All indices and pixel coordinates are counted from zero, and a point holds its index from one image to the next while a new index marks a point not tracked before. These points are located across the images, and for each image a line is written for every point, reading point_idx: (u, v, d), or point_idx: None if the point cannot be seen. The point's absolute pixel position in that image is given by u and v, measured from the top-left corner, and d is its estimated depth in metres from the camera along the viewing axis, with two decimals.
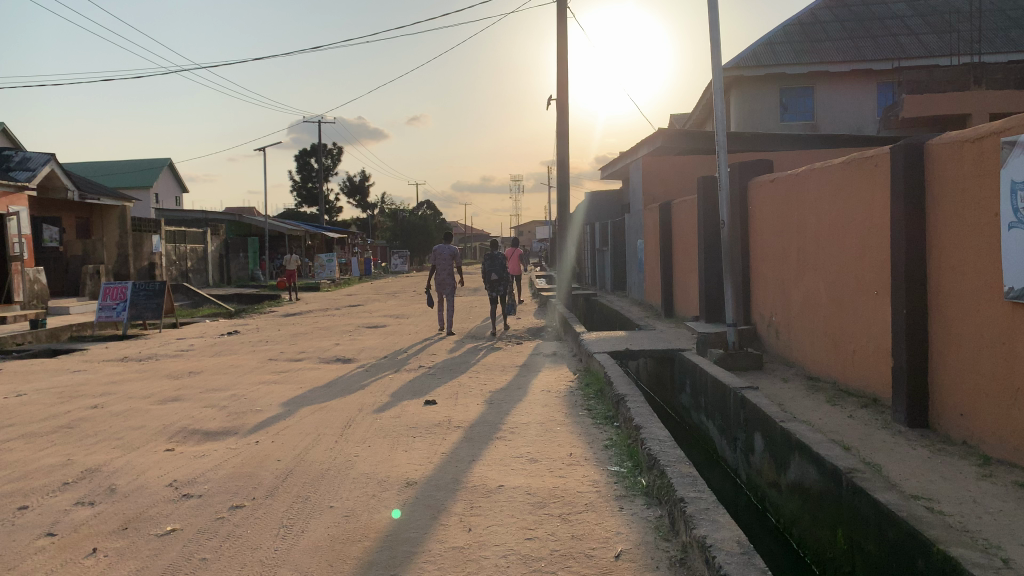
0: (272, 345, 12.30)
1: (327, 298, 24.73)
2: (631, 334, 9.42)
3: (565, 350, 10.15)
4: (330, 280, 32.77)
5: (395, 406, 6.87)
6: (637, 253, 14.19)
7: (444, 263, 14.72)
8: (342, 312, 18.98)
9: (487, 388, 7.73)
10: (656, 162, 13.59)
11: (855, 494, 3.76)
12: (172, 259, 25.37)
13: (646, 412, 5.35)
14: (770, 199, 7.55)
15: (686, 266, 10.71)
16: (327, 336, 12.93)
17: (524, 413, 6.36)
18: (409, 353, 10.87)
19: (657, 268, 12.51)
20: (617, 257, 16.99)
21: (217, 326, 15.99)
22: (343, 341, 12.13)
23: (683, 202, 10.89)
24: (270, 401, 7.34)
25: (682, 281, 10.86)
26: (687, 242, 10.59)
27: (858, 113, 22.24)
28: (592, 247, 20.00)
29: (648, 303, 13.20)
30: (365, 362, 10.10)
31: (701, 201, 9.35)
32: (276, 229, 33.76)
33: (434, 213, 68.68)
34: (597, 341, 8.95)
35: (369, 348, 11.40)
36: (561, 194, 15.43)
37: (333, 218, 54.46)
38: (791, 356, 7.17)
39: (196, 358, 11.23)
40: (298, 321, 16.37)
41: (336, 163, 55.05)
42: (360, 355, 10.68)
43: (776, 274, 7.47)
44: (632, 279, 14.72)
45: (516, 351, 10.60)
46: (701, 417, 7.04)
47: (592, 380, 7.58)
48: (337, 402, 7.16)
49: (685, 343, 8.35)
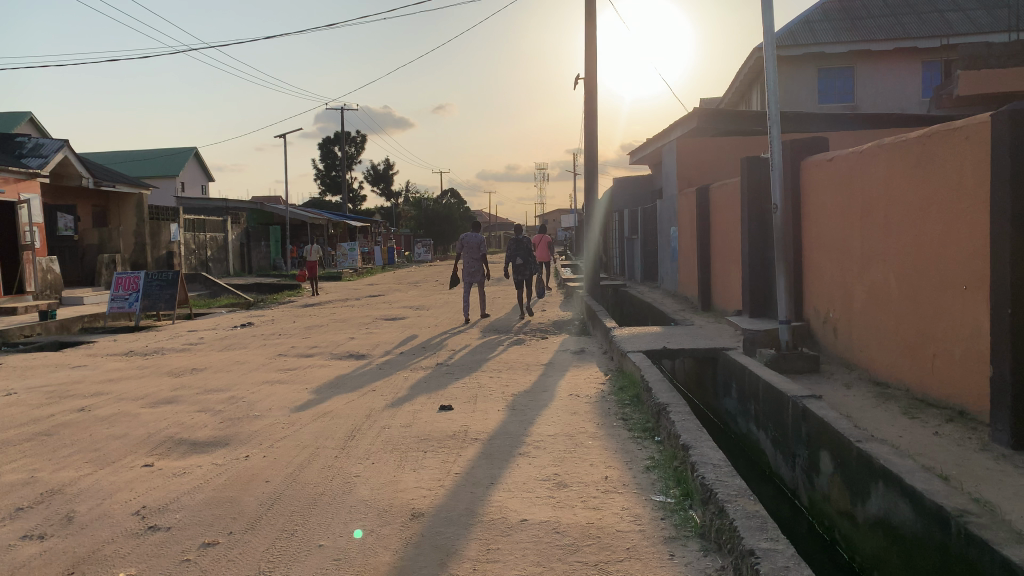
0: (284, 339, 11.66)
1: (348, 287, 24.13)
2: (667, 330, 8.63)
3: (594, 346, 9.39)
4: (352, 270, 32.23)
5: (407, 412, 6.16)
6: (670, 242, 13.36)
7: (472, 254, 14.63)
8: (362, 302, 18.34)
9: (509, 391, 7.00)
10: (691, 145, 12.73)
11: (969, 544, 3.00)
12: (192, 247, 24.92)
13: (693, 427, 4.60)
14: (828, 180, 6.72)
15: (726, 256, 9.88)
16: (342, 330, 12.27)
17: (551, 423, 5.63)
18: (427, 349, 10.18)
19: (692, 258, 11.67)
20: (648, 246, 16.15)
21: (232, 318, 15.43)
22: (359, 335, 11.47)
23: (723, 186, 10.04)
24: (270, 404, 6.67)
25: (723, 272, 10.03)
26: (728, 230, 9.77)
27: (900, 95, 21.09)
28: (621, 234, 19.15)
29: (682, 295, 12.37)
30: (380, 359, 9.41)
31: (746, 184, 8.53)
32: (298, 217, 33.24)
33: (459, 201, 67.91)
34: (631, 338, 8.19)
35: (386, 342, 10.72)
36: (589, 179, 14.61)
37: (356, 206, 54.00)
38: (852, 357, 6.35)
39: (203, 352, 10.63)
40: (316, 312, 15.75)
41: (360, 150, 54.49)
42: (375, 351, 10.01)
43: (835, 265, 6.64)
44: (665, 269, 13.89)
45: (541, 347, 9.84)
46: (750, 426, 6.27)
47: (626, 383, 6.81)
48: (343, 406, 6.48)
49: (729, 341, 7.55)
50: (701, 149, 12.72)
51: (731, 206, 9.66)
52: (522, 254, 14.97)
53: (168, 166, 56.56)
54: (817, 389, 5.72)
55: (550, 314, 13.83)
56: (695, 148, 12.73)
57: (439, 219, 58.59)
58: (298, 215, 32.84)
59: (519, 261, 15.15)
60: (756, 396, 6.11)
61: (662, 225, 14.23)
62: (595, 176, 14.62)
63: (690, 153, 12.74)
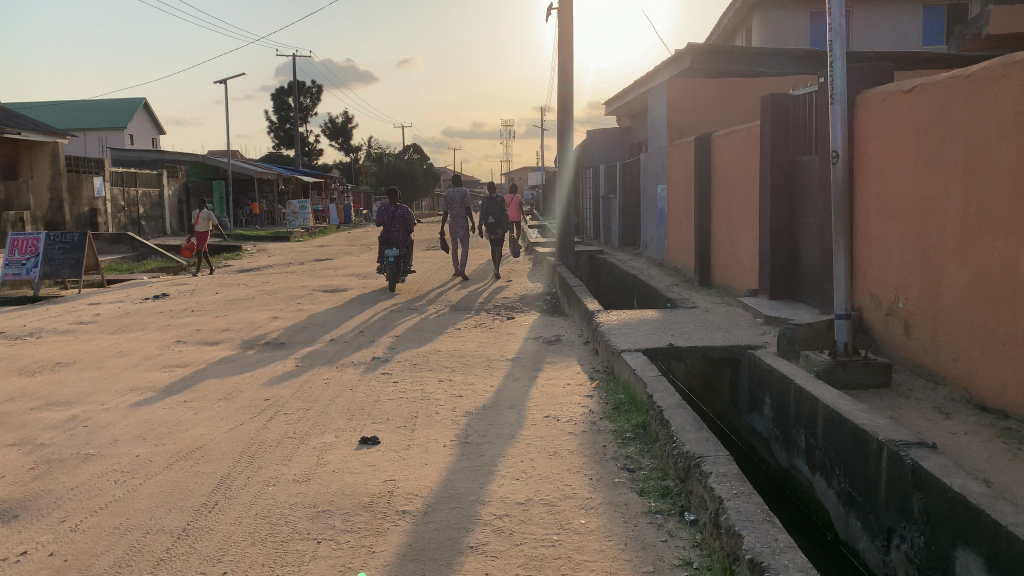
0: (195, 318, 9.59)
1: (295, 249, 21.95)
2: (665, 315, 6.78)
3: (572, 333, 7.52)
4: (304, 229, 29.89)
5: (311, 453, 4.23)
6: (658, 203, 11.50)
7: (457, 209, 15.32)
8: (305, 268, 16.21)
9: (463, 408, 5.09)
10: (683, 87, 10.83)
11: None
12: (119, 204, 22.42)
13: (758, 516, 2.79)
14: (899, 118, 4.88)
15: (735, 221, 8.07)
16: (269, 305, 10.24)
17: (519, 477, 3.76)
18: (367, 332, 8.20)
19: (686, 221, 9.85)
20: (629, 207, 14.30)
21: (146, 288, 13.21)
22: (286, 313, 9.45)
23: (731, 134, 8.18)
24: (123, 428, 4.70)
25: (730, 241, 8.22)
26: (738, 190, 7.93)
27: (899, 44, 19.31)
28: (596, 193, 17.28)
29: (672, 265, 10.56)
30: (302, 349, 7.42)
31: (770, 128, 6.68)
32: (244, 172, 30.68)
33: (420, 157, 65.17)
34: (623, 327, 6.30)
35: (317, 322, 8.72)
36: (564, 128, 12.64)
37: (312, 161, 51.17)
38: (936, 368, 4.56)
39: (87, 336, 8.53)
40: (248, 282, 13.64)
41: (316, 102, 51.47)
42: (298, 336, 7.99)
43: (910, 239, 4.81)
44: (649, 234, 12.05)
45: (507, 332, 7.95)
46: (797, 462, 4.49)
47: (622, 398, 4.94)
48: (222, 438, 4.51)
49: (754, 338, 5.72)
50: (697, 93, 10.79)
51: (742, 159, 7.81)
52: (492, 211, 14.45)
53: (112, 118, 52.98)
54: (906, 420, 3.93)
55: (516, 284, 11.91)
56: (689, 91, 10.80)
57: (402, 176, 55.93)
58: (244, 169, 30.26)
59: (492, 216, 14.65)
60: (808, 423, 4.32)
61: (646, 184, 12.36)
62: (570, 124, 12.63)
63: (684, 97, 10.81)
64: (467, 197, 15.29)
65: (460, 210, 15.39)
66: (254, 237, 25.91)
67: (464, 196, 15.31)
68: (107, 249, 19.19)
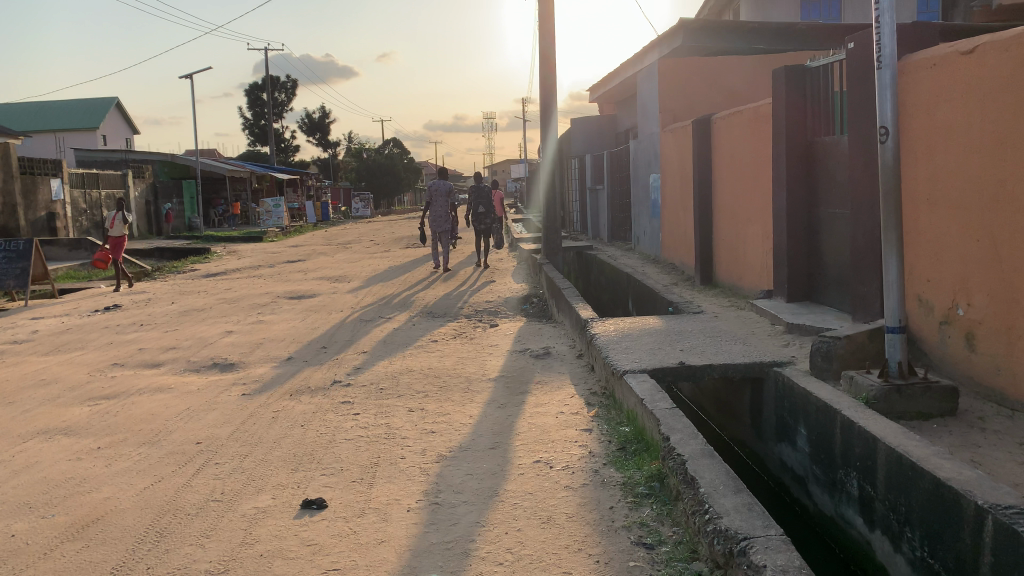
0: (143, 333, 8.64)
1: (268, 250, 20.96)
2: (667, 324, 5.91)
3: (562, 344, 6.62)
4: (280, 228, 28.84)
5: (237, 526, 3.31)
6: (650, 194, 10.65)
7: (439, 200, 14.53)
8: (274, 271, 15.24)
9: (435, 450, 4.19)
10: (677, 68, 9.94)
11: None
12: (81, 207, 21.29)
13: None
14: (954, 87, 4.03)
15: (741, 213, 7.23)
16: (227, 317, 9.30)
17: (504, 559, 2.87)
18: (330, 347, 7.29)
19: (684, 213, 8.99)
20: (619, 199, 13.43)
21: (99, 298, 12.20)
22: (244, 326, 8.52)
23: (734, 115, 7.30)
24: (9, 491, 3.77)
25: (736, 235, 7.38)
26: (744, 178, 7.08)
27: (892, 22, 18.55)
28: (582, 185, 16.41)
29: (667, 262, 9.73)
30: (255, 371, 6.49)
31: (784, 107, 5.82)
32: (215, 171, 29.55)
33: (400, 151, 64.00)
34: (622, 341, 5.41)
35: (277, 337, 7.80)
36: (547, 115, 11.72)
37: (289, 158, 49.95)
38: (1015, 392, 3.71)
39: (16, 358, 7.56)
40: (211, 288, 12.67)
41: (291, 97, 50.21)
42: (252, 355, 7.06)
43: (975, 231, 3.93)
44: (641, 228, 11.21)
45: (488, 344, 7.07)
46: (848, 511, 3.64)
47: (628, 435, 4.06)
48: (129, 504, 3.59)
49: (776, 353, 4.85)
50: (689, 73, 9.94)
51: (748, 143, 6.96)
52: (481, 203, 14.77)
53: (81, 118, 51.48)
54: (995, 469, 3.08)
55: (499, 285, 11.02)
56: (682, 72, 9.95)
57: (381, 171, 54.78)
58: (215, 168, 29.13)
59: (480, 208, 14.77)
60: (863, 467, 3.46)
61: (636, 174, 11.51)
62: (553, 111, 11.71)
63: (676, 79, 9.94)
64: (451, 189, 14.68)
65: (441, 204, 14.63)
66: (226, 238, 24.85)
67: (449, 188, 14.70)
68: (67, 255, 18.12)
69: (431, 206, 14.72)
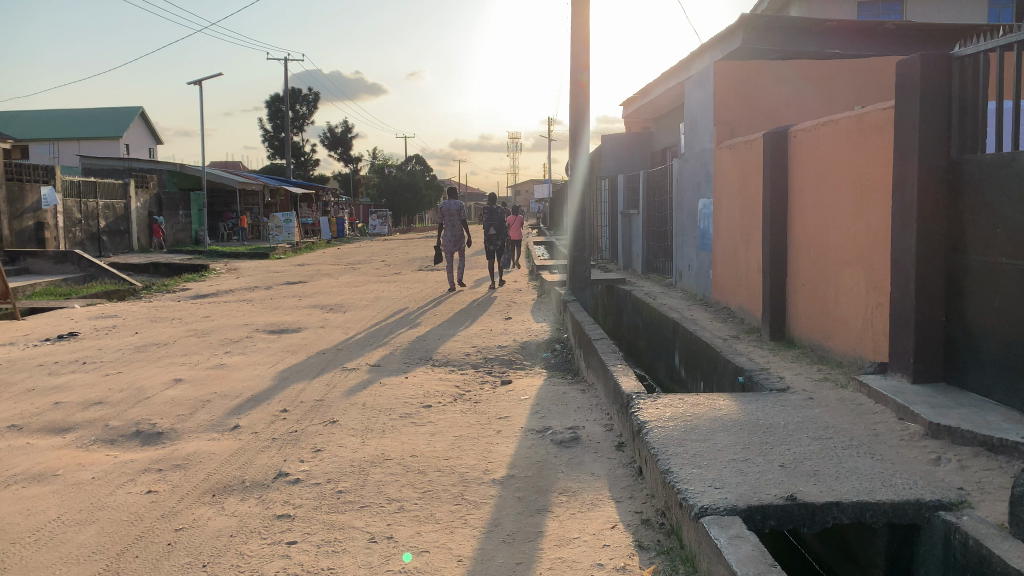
0: (78, 375, 7.06)
1: (270, 269, 19.48)
2: (743, 410, 4.20)
3: (593, 423, 4.94)
4: (290, 244, 27.42)
5: None
6: (698, 223, 8.99)
7: (453, 224, 13.09)
8: (269, 295, 13.72)
9: None
10: (737, 72, 8.31)
11: None
12: (76, 218, 19.98)
13: None
14: None
15: (831, 254, 5.56)
16: (187, 358, 7.70)
17: None
18: (294, 411, 5.65)
19: (744, 247, 7.32)
20: (656, 224, 11.79)
21: (61, 323, 10.71)
22: (200, 373, 6.93)
23: (823, 125, 5.64)
24: None
25: (823, 281, 5.71)
26: (840, 209, 5.41)
27: (957, 21, 16.72)
28: (612, 207, 14.77)
29: (719, 305, 8.07)
30: (183, 446, 4.87)
31: (918, 114, 4.15)
32: (225, 183, 28.25)
33: (423, 168, 62.91)
34: (688, 442, 3.70)
35: (233, 392, 6.19)
36: (575, 126, 9.99)
37: (307, 172, 48.79)
38: None
39: None
40: (189, 315, 11.13)
41: (312, 110, 49.17)
42: (189, 419, 5.45)
43: None
44: (685, 261, 9.55)
45: (495, 414, 5.40)
46: None
47: None
48: None
49: (933, 481, 3.12)
50: (754, 80, 8.30)
51: (846, 164, 5.29)
52: (493, 225, 13.29)
53: (102, 126, 50.73)
54: None
55: (514, 323, 9.36)
56: (744, 79, 8.30)
57: (403, 188, 53.53)
58: (224, 179, 27.83)
59: (490, 230, 13.29)
60: None
61: (679, 198, 9.86)
62: (584, 122, 9.99)
63: (736, 88, 8.29)
64: (466, 210, 13.30)
65: (453, 224, 13.24)
66: (230, 254, 23.43)
67: (464, 209, 13.32)
68: (51, 269, 16.73)
69: (443, 225, 13.32)
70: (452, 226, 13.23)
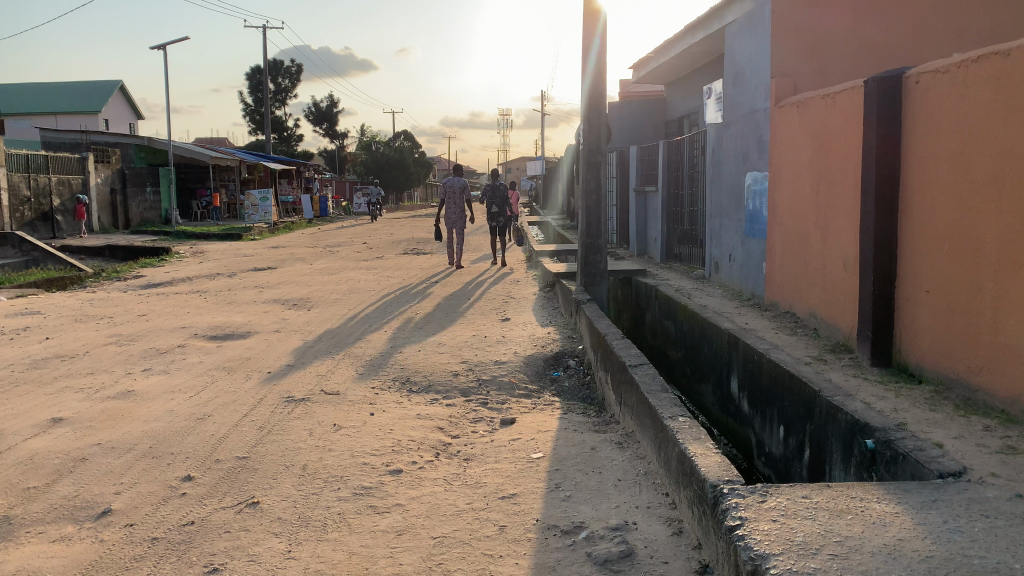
0: None
1: (239, 253, 17.59)
2: (925, 532, 2.45)
3: (653, 519, 3.19)
4: (266, 223, 25.52)
5: None
6: (744, 203, 7.23)
7: (454, 205, 11.36)
8: (228, 285, 11.85)
9: None
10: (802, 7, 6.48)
11: None
12: (23, 194, 18.01)
13: None
14: None
15: (986, 253, 3.81)
16: (90, 379, 5.87)
17: None
18: (200, 481, 3.85)
19: (819, 236, 5.59)
20: (679, 203, 10.03)
21: None
22: (95, 406, 5.12)
23: (975, 66, 3.86)
24: None
25: (964, 292, 3.99)
26: (1006, 183, 3.64)
27: None
28: (623, 183, 12.98)
29: (778, 308, 6.34)
30: (4, 560, 3.07)
31: None
32: (197, 158, 26.21)
33: (410, 143, 60.81)
34: None
35: (124, 442, 4.38)
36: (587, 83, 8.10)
37: (290, 147, 46.62)
38: None
39: None
40: (122, 312, 9.27)
41: (295, 82, 46.90)
42: (39, 498, 3.65)
43: None
44: (724, 249, 7.80)
45: (493, 490, 3.63)
46: None
47: None
48: None
49: None
50: (822, 19, 6.49)
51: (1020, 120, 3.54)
52: (497, 203, 11.63)
53: (75, 99, 48.34)
54: None
55: (514, 326, 7.59)
56: (811, 17, 6.48)
57: (390, 164, 51.48)
58: (195, 154, 25.77)
59: (494, 209, 11.65)
60: None
61: (716, 172, 8.09)
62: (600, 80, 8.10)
63: (800, 29, 6.47)
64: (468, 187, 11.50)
65: (455, 205, 11.48)
66: (199, 234, 21.54)
67: (467, 186, 11.51)
68: None
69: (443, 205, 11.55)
70: (451, 205, 11.49)
